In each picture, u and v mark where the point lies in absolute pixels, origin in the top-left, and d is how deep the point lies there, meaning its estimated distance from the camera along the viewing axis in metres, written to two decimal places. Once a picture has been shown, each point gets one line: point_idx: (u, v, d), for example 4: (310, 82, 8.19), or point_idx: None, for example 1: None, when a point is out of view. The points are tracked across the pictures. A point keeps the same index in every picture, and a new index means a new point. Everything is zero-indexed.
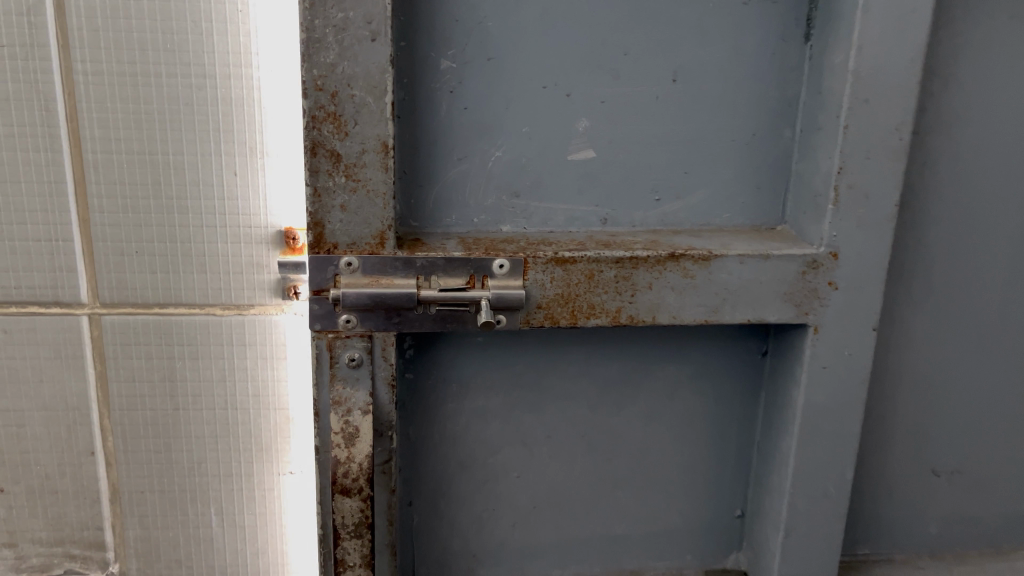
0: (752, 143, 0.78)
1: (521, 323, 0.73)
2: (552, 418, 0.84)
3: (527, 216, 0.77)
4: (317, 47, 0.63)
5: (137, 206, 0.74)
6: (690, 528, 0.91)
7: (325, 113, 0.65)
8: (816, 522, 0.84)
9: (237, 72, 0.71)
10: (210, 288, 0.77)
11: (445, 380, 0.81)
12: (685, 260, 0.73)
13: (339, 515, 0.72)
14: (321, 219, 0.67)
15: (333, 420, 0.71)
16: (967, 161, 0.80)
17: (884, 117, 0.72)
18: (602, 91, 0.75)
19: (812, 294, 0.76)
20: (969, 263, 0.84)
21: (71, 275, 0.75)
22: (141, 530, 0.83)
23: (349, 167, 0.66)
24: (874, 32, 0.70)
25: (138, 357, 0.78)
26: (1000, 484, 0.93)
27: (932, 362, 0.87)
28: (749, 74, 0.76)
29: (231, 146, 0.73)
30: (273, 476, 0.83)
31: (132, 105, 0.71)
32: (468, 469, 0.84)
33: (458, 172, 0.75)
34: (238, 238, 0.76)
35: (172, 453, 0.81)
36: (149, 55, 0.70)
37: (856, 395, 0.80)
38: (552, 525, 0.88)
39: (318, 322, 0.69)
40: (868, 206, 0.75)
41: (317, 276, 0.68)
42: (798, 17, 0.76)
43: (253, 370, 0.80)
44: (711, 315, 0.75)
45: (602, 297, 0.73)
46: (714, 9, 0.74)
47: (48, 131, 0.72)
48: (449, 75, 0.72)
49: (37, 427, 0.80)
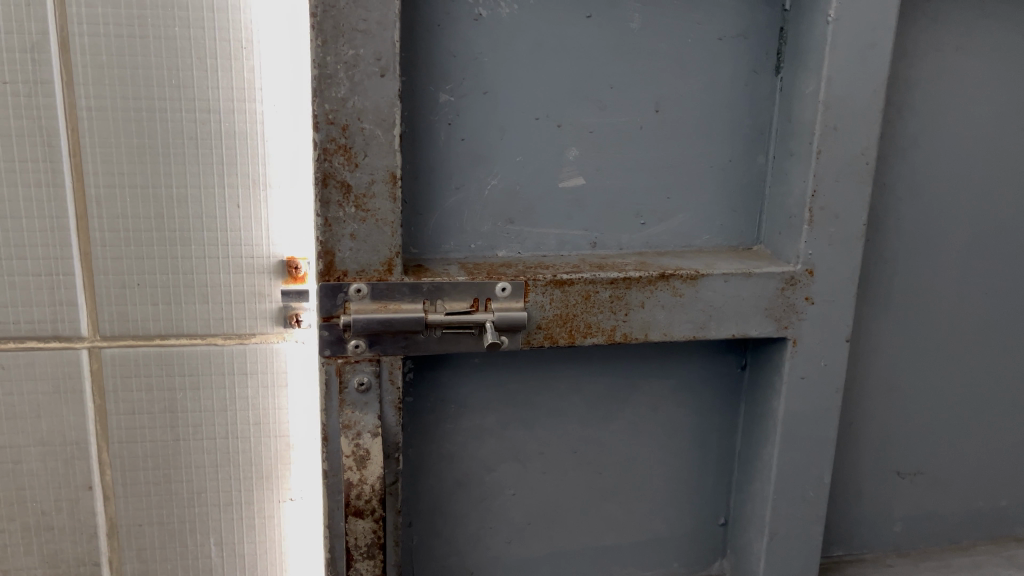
0: (729, 167, 0.83)
1: (521, 343, 0.75)
2: (545, 435, 0.87)
3: (521, 241, 0.81)
4: (328, 82, 0.66)
5: (139, 239, 0.75)
6: (676, 537, 0.94)
7: (336, 146, 0.67)
8: (797, 524, 0.89)
9: (242, 107, 0.73)
10: (212, 318, 0.78)
11: (444, 400, 0.83)
12: (674, 280, 0.77)
13: (352, 537, 0.71)
14: (332, 248, 0.69)
15: (343, 443, 0.72)
16: (922, 181, 0.86)
17: (851, 143, 0.78)
18: (589, 122, 0.79)
19: (790, 308, 0.81)
20: (928, 275, 0.90)
21: (72, 309, 0.76)
22: (139, 563, 0.83)
23: (358, 198, 0.69)
24: (841, 65, 0.76)
25: (138, 389, 0.78)
26: (958, 482, 1.00)
27: (897, 369, 0.93)
28: (724, 103, 0.82)
29: (235, 179, 0.75)
30: (274, 504, 0.84)
31: (136, 140, 0.73)
32: (465, 487, 0.86)
33: (456, 200, 0.78)
34: (240, 268, 0.77)
35: (172, 484, 0.81)
36: (155, 90, 0.72)
37: (831, 401, 0.86)
38: (546, 539, 0.90)
39: (328, 348, 0.71)
40: (839, 225, 0.80)
41: (327, 302, 0.70)
42: (768, 51, 0.81)
43: (254, 398, 0.81)
44: (699, 331, 0.80)
45: (599, 316, 0.77)
46: (692, 45, 0.79)
47: (50, 166, 0.72)
48: (447, 108, 0.75)
49: (34, 463, 0.79)
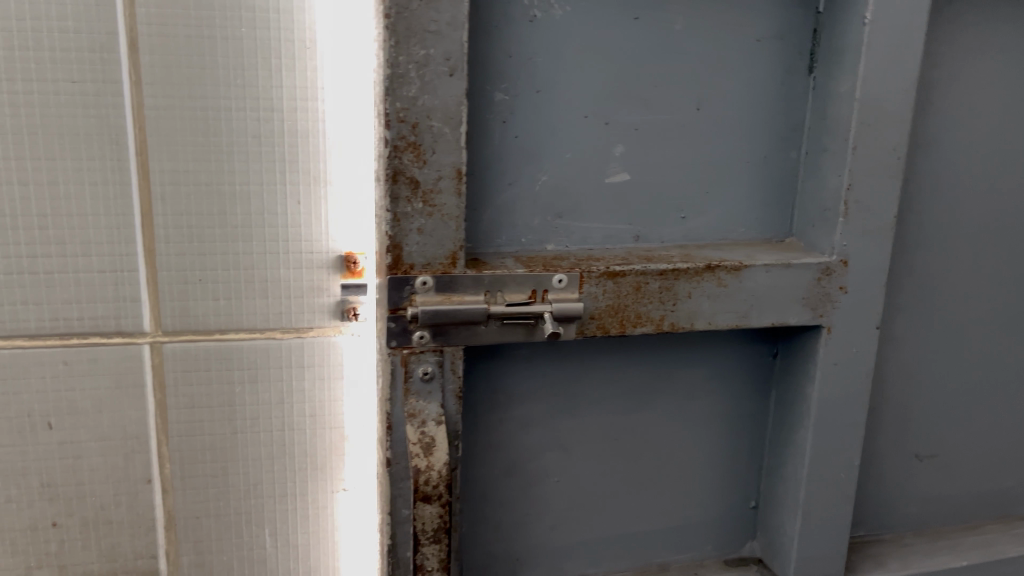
0: (765, 163, 0.87)
1: (576, 333, 0.78)
2: (589, 423, 0.90)
3: (569, 235, 0.83)
4: (400, 82, 0.68)
5: (202, 234, 0.77)
6: (709, 520, 0.98)
7: (406, 143, 0.69)
8: (827, 504, 0.93)
9: (304, 105, 0.75)
10: (272, 313, 0.79)
11: (493, 391, 0.86)
12: (720, 271, 0.81)
13: (419, 522, 0.72)
14: (400, 242, 0.72)
15: (410, 431, 0.74)
16: (942, 176, 0.91)
17: (883, 139, 0.83)
18: (635, 119, 0.82)
19: (825, 298, 0.85)
20: (947, 266, 0.94)
21: (135, 305, 0.77)
22: (195, 555, 0.84)
23: (426, 193, 0.71)
24: (875, 65, 0.80)
25: (197, 383, 0.80)
26: (970, 464, 1.04)
27: (917, 355, 0.97)
28: (760, 102, 0.85)
29: (296, 176, 0.77)
30: (328, 494, 0.85)
31: (201, 139, 0.74)
32: (513, 475, 0.89)
33: (508, 195, 0.80)
34: (300, 263, 0.79)
35: (229, 476, 0.83)
36: (221, 90, 0.74)
37: (860, 386, 0.90)
38: (588, 525, 0.93)
39: (394, 339, 0.73)
40: (871, 217, 0.85)
41: (394, 294, 0.73)
42: (802, 52, 0.85)
43: (310, 391, 0.82)
44: (741, 320, 0.83)
45: (648, 306, 0.80)
46: (732, 45, 0.83)
47: (118, 164, 0.74)
48: (502, 106, 0.78)
49: (94, 458, 0.80)
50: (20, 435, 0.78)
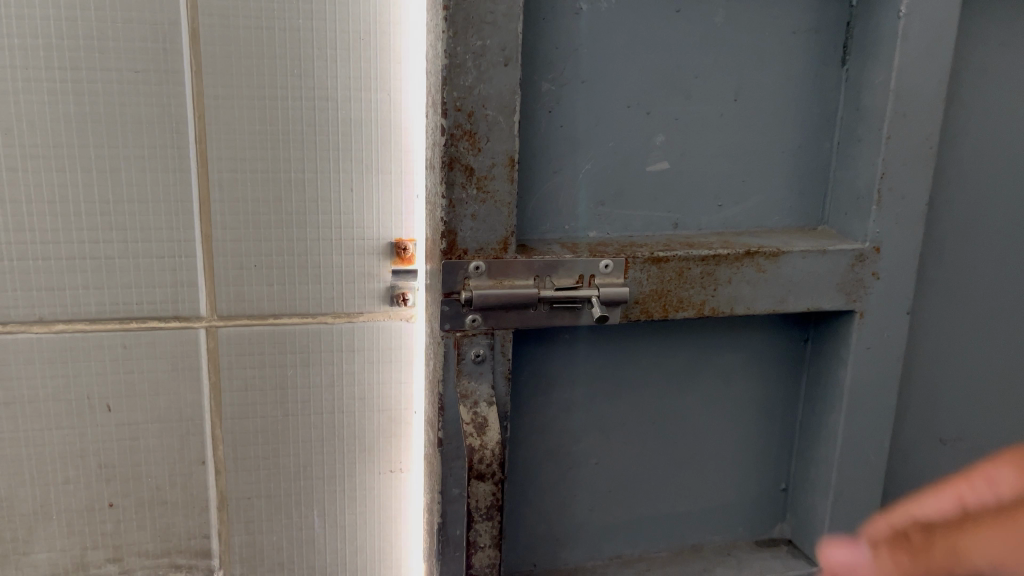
0: (799, 152, 0.89)
1: (621, 317, 0.80)
2: (628, 407, 0.92)
3: (611, 223, 0.86)
4: (457, 71, 0.70)
5: (258, 221, 0.79)
6: (742, 503, 1.00)
7: (462, 131, 0.71)
8: (859, 485, 0.95)
9: (358, 95, 0.78)
10: (324, 298, 0.82)
11: (537, 375, 0.88)
12: (758, 257, 0.83)
13: (473, 499, 0.75)
14: (454, 228, 0.74)
15: (463, 411, 0.77)
16: (969, 166, 0.93)
17: (916, 129, 0.85)
18: (676, 110, 0.84)
19: (858, 284, 0.88)
20: (973, 254, 0.97)
21: (192, 289, 0.79)
22: (247, 535, 0.86)
23: (480, 180, 0.73)
24: (910, 57, 0.83)
25: (252, 367, 0.82)
26: (994, 448, 1.07)
27: (944, 342, 0.99)
28: (795, 92, 0.87)
29: (348, 164, 0.79)
30: (375, 476, 0.87)
31: (259, 127, 0.76)
32: (555, 458, 0.91)
33: (554, 183, 0.83)
34: (352, 250, 0.81)
35: (281, 458, 0.85)
36: (279, 80, 0.76)
37: (891, 370, 0.92)
38: (626, 506, 0.95)
39: (447, 323, 0.76)
40: (905, 206, 0.87)
41: (448, 279, 0.75)
42: (835, 45, 0.88)
43: (359, 374, 0.84)
44: (778, 305, 0.86)
45: (690, 291, 0.82)
46: (769, 37, 0.85)
47: (178, 152, 0.76)
48: (549, 96, 0.80)
49: (150, 439, 0.82)
50: (80, 417, 0.80)
